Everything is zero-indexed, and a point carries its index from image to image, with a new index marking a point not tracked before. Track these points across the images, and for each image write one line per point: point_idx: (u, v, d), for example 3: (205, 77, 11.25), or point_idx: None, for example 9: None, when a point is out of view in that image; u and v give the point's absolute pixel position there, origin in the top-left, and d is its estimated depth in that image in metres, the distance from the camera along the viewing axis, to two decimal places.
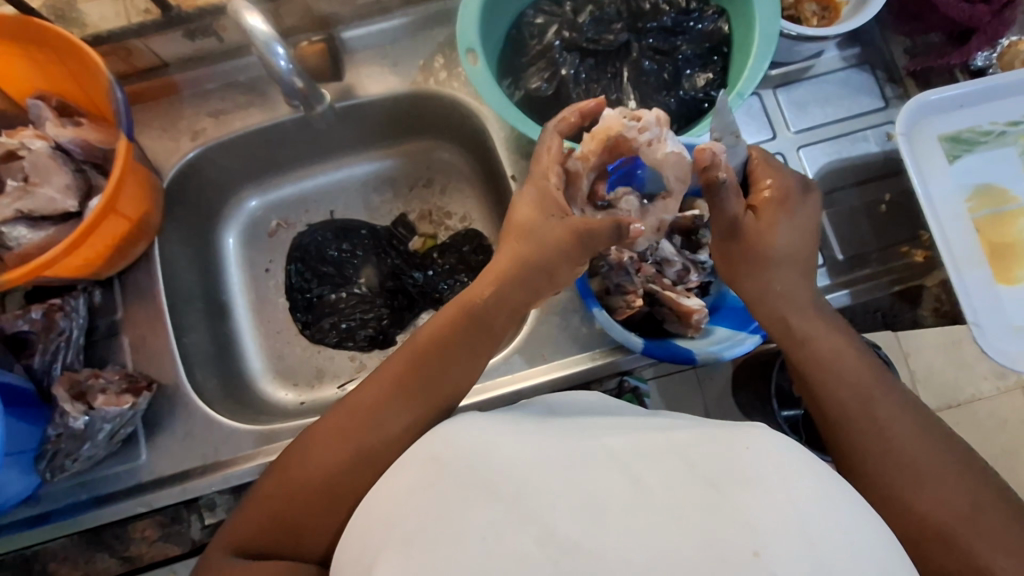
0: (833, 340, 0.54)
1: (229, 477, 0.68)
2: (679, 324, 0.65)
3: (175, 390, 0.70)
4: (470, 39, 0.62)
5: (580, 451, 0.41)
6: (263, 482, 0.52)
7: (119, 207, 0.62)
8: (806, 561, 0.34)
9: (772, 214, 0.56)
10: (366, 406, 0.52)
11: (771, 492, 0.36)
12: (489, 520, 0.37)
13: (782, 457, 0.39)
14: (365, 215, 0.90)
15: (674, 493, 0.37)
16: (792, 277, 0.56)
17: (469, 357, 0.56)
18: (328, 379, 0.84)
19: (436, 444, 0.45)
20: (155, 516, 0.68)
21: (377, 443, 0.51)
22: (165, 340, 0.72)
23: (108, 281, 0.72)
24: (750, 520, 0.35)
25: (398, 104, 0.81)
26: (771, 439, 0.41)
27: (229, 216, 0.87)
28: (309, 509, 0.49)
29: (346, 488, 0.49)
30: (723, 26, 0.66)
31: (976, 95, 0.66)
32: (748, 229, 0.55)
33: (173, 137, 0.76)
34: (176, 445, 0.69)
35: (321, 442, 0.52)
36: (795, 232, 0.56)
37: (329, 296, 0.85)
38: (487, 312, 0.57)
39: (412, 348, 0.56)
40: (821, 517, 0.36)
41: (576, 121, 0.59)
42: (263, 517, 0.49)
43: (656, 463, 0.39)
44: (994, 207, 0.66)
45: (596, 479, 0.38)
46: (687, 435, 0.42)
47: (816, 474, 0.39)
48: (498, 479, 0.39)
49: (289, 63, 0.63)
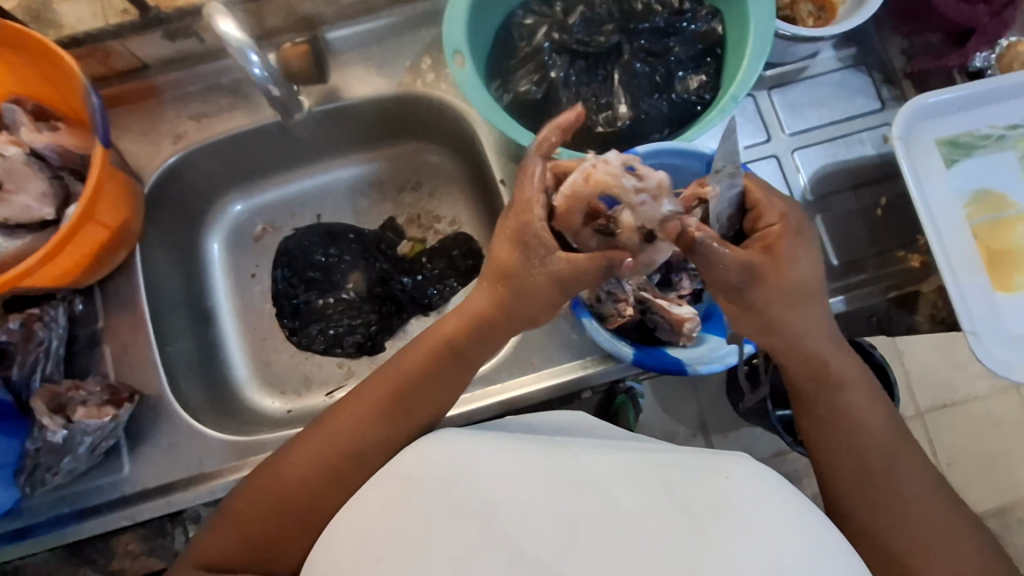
0: (861, 393, 0.56)
1: (213, 490, 0.67)
2: (670, 333, 0.64)
3: (157, 401, 0.69)
4: (456, 40, 0.60)
5: (563, 470, 0.42)
6: (237, 497, 0.53)
7: (97, 214, 0.60)
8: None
9: (791, 246, 0.54)
10: (344, 431, 0.53)
11: (746, 523, 0.39)
12: (467, 540, 0.38)
13: (763, 489, 0.41)
14: (352, 218, 0.89)
15: (650, 519, 0.38)
16: (794, 304, 0.54)
17: (445, 387, 0.56)
18: (315, 387, 0.83)
19: (418, 457, 0.45)
20: (138, 530, 0.67)
21: (350, 468, 0.52)
22: (148, 350, 0.70)
23: (88, 289, 0.71)
24: (723, 551, 0.37)
25: (386, 106, 0.79)
26: (751, 468, 0.43)
27: (213, 220, 0.86)
28: (281, 529, 0.51)
29: (316, 508, 0.51)
30: (717, 26, 0.65)
31: (973, 98, 0.64)
32: (765, 267, 0.52)
33: (153, 141, 0.75)
34: (159, 458, 0.67)
35: (296, 461, 0.53)
36: (807, 266, 0.54)
37: (316, 301, 0.84)
38: (467, 343, 0.57)
39: (389, 373, 0.56)
40: (789, 548, 0.38)
41: (555, 140, 0.53)
42: (235, 531, 0.51)
43: (635, 487, 0.40)
44: (992, 213, 0.63)
45: (577, 502, 0.39)
46: (665, 460, 0.44)
47: (786, 502, 0.41)
48: (479, 500, 0.40)
49: (264, 69, 0.63)
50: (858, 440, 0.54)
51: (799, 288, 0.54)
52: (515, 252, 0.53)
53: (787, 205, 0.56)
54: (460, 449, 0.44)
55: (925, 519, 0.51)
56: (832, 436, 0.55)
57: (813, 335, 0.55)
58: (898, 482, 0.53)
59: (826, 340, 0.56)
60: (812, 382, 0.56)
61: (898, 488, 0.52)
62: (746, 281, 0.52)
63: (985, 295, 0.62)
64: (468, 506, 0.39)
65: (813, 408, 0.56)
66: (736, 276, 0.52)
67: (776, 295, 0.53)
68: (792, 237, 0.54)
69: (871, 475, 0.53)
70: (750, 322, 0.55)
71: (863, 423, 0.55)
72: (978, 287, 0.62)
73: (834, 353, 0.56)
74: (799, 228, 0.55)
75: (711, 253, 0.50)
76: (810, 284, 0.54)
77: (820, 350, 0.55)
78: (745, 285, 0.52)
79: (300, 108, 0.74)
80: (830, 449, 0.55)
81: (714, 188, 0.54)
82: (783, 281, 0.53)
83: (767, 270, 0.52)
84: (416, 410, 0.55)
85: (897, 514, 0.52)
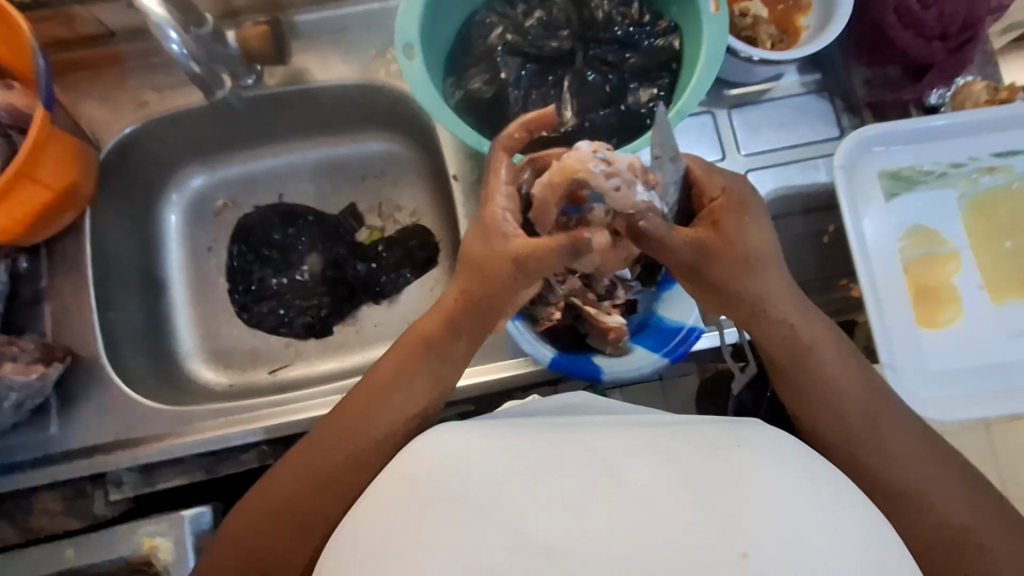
0: (833, 355, 0.54)
1: (137, 456, 0.67)
2: (598, 340, 0.64)
3: (92, 363, 0.70)
4: (409, 34, 0.60)
5: (562, 450, 0.40)
6: (241, 513, 0.54)
7: (37, 173, 0.61)
8: (789, 559, 0.34)
9: (732, 220, 0.52)
10: (338, 434, 0.54)
11: (762, 496, 0.36)
12: (473, 535, 0.36)
13: (778, 460, 0.39)
14: (314, 201, 0.89)
15: (659, 500, 0.36)
16: (774, 274, 0.54)
17: (424, 390, 0.56)
18: (260, 364, 0.83)
19: (422, 449, 0.43)
20: (59, 489, 0.68)
21: (342, 468, 0.53)
22: (87, 313, 0.71)
23: (35, 249, 0.72)
24: (737, 520, 0.35)
25: (351, 93, 0.80)
26: (764, 439, 0.41)
27: (173, 191, 0.86)
28: (286, 530, 0.52)
29: (315, 515, 0.52)
30: (674, 42, 0.64)
31: (922, 133, 0.65)
32: (714, 244, 0.51)
33: (114, 108, 0.76)
34: (89, 420, 0.68)
35: (294, 464, 0.54)
36: (760, 235, 0.53)
37: (269, 279, 0.85)
38: (449, 343, 0.56)
39: (370, 378, 0.57)
40: (811, 521, 0.36)
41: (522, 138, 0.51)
42: (242, 541, 0.52)
43: (636, 464, 0.39)
44: (927, 249, 0.64)
45: (577, 482, 0.37)
46: (668, 435, 0.42)
47: (805, 475, 0.39)
48: (483, 494, 0.37)
49: (183, 48, 0.61)
50: (845, 409, 0.52)
51: (756, 254, 0.52)
52: (492, 257, 0.51)
53: (728, 179, 0.55)
54: (456, 438, 0.43)
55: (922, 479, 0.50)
56: (819, 409, 0.53)
57: (787, 314, 0.54)
58: (884, 450, 0.51)
59: (795, 309, 0.54)
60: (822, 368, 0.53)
61: (892, 453, 0.51)
62: (703, 258, 0.50)
63: (909, 328, 0.63)
64: (475, 501, 0.37)
65: (788, 379, 0.54)
66: (688, 255, 0.50)
67: (741, 269, 0.52)
68: (736, 208, 0.52)
69: (863, 441, 0.51)
70: (717, 301, 0.54)
71: (846, 391, 0.53)
72: (903, 320, 0.63)
73: (835, 342, 0.55)
74: (743, 199, 0.54)
75: (664, 240, 0.48)
76: (766, 249, 0.53)
77: (795, 327, 0.54)
78: (702, 264, 0.50)
79: (222, 85, 0.72)
80: (820, 422, 0.53)
81: (659, 174, 0.50)
82: (741, 252, 0.52)
83: (718, 246, 0.51)
84: (395, 417, 0.54)
85: (895, 482, 0.50)
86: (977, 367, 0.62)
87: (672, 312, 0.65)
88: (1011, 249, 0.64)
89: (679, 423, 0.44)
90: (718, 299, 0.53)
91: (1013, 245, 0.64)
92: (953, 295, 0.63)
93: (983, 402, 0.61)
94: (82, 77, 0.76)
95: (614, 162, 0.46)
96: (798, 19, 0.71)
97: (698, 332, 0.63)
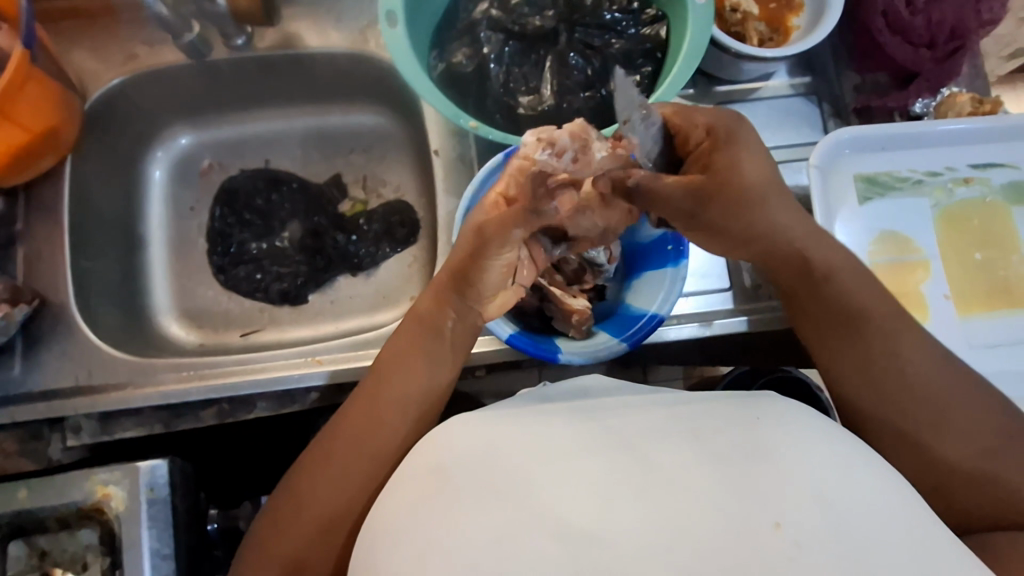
0: (866, 288, 0.53)
1: (96, 403, 0.68)
2: (562, 322, 0.64)
3: (61, 309, 0.71)
4: (392, 1, 0.60)
5: (577, 430, 0.38)
6: (269, 524, 0.51)
7: (14, 113, 0.63)
8: (826, 528, 0.33)
9: (722, 156, 0.50)
10: (347, 427, 0.52)
11: (789, 466, 0.35)
12: (505, 520, 0.33)
13: (801, 429, 0.37)
14: (299, 169, 0.89)
15: (692, 479, 0.34)
16: (779, 204, 0.52)
17: (427, 369, 0.54)
18: (233, 327, 0.83)
19: (438, 439, 0.40)
20: (15, 431, 0.67)
21: (359, 459, 0.50)
22: (60, 259, 0.72)
23: (12, 191, 0.72)
24: (771, 495, 0.34)
25: (340, 63, 0.81)
26: (782, 408, 0.39)
27: (158, 149, 0.87)
28: (310, 530, 0.49)
29: (344, 511, 0.49)
30: (660, 31, 0.64)
31: (900, 139, 0.67)
32: (707, 187, 0.49)
33: (102, 59, 0.77)
34: (52, 364, 0.69)
35: (312, 463, 0.52)
36: (758, 167, 0.50)
37: (248, 242, 0.85)
38: (443, 321, 0.54)
39: (373, 369, 0.55)
40: (834, 476, 0.35)
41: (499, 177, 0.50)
42: (275, 549, 0.49)
43: (664, 443, 0.36)
44: (897, 254, 0.65)
45: (606, 461, 0.35)
46: (690, 411, 0.39)
47: (836, 444, 0.37)
48: (504, 478, 0.35)
49: None
50: (869, 337, 0.52)
51: (760, 189, 0.50)
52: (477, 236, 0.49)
53: (712, 112, 0.51)
54: (468, 427, 0.40)
55: (941, 410, 0.49)
56: (835, 334, 0.53)
57: (810, 249, 0.53)
58: (907, 375, 0.50)
59: (816, 236, 0.53)
60: (844, 326, 0.52)
61: (915, 383, 0.50)
62: (698, 204, 0.49)
63: None
64: (494, 481, 0.35)
65: (805, 302, 0.54)
66: (681, 202, 0.50)
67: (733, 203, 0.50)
68: (725, 146, 0.50)
69: (881, 368, 0.51)
70: (731, 247, 0.53)
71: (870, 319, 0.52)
72: None
73: (869, 300, 0.53)
74: (733, 129, 0.51)
75: (654, 190, 0.49)
76: (769, 178, 0.51)
77: (822, 260, 0.53)
78: (701, 209, 0.50)
79: (189, 29, 0.73)
80: (840, 343, 0.53)
81: (631, 138, 0.49)
82: (738, 187, 0.50)
83: (713, 186, 0.49)
84: (397, 400, 0.52)
85: (908, 406, 0.50)
86: None
87: (638, 299, 0.63)
88: (980, 261, 0.66)
89: (691, 395, 0.42)
90: (726, 240, 0.52)
91: (983, 258, 0.66)
92: (921, 303, 0.64)
93: None
94: (76, 27, 0.78)
95: (556, 143, 0.46)
96: (790, 19, 0.71)
97: (658, 320, 0.60)
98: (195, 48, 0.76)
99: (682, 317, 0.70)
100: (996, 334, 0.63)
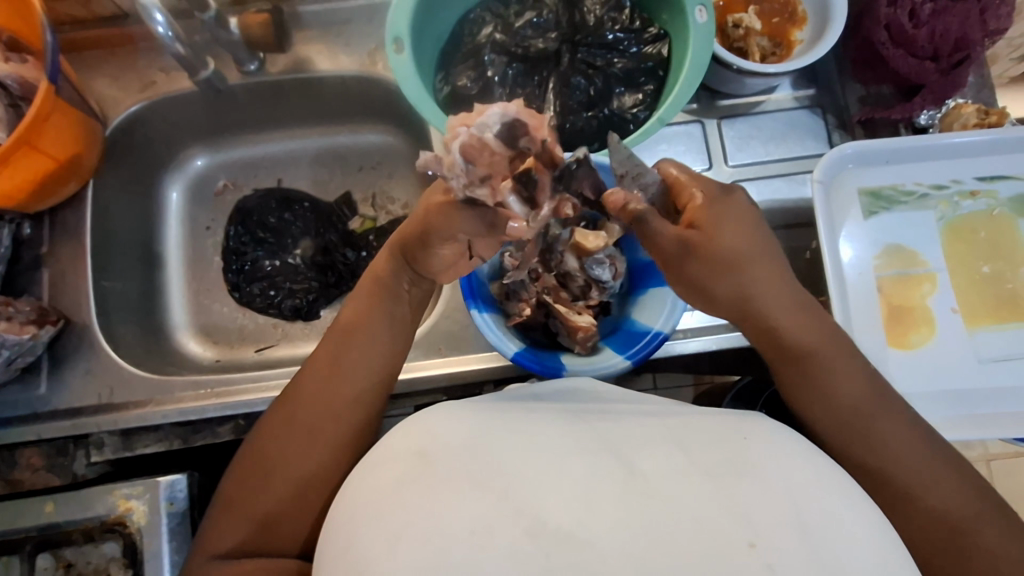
0: (840, 362, 0.51)
1: (118, 420, 0.70)
2: (567, 339, 0.65)
3: (83, 328, 0.74)
4: (399, 28, 0.61)
5: (569, 434, 0.37)
6: (237, 476, 0.52)
7: (40, 144, 0.66)
8: (802, 553, 0.32)
9: (706, 217, 0.50)
10: (314, 386, 0.53)
11: (770, 485, 0.34)
12: (485, 511, 0.33)
13: (787, 453, 0.37)
14: (310, 188, 0.91)
15: (673, 485, 0.34)
16: (763, 269, 0.51)
17: (386, 329, 0.56)
18: (248, 343, 0.85)
19: (423, 423, 0.40)
20: (43, 446, 0.70)
21: (329, 422, 0.52)
22: (83, 280, 0.75)
23: (38, 216, 0.75)
24: (748, 507, 0.33)
25: (349, 84, 0.83)
26: (771, 430, 0.39)
27: (174, 171, 0.90)
28: (281, 483, 0.50)
29: (314, 473, 0.50)
30: (662, 49, 0.65)
31: (903, 153, 0.67)
32: (690, 244, 0.49)
33: (123, 87, 0.81)
34: (76, 381, 0.72)
35: (283, 422, 0.52)
36: (744, 232, 0.51)
37: (262, 261, 0.86)
38: (398, 283, 0.57)
39: (337, 328, 0.57)
40: (811, 505, 0.34)
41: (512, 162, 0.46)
42: (244, 498, 0.50)
43: (653, 450, 0.36)
44: (904, 268, 0.66)
45: (586, 464, 0.35)
46: (680, 424, 0.39)
47: (815, 468, 0.37)
48: (482, 468, 0.35)
49: (169, 30, 0.66)
50: (807, 365, 0.51)
51: (738, 255, 0.50)
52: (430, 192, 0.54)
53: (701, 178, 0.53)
54: (461, 413, 0.40)
55: (921, 472, 0.48)
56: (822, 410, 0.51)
57: (771, 296, 0.51)
58: (879, 447, 0.49)
59: (804, 307, 0.52)
60: (838, 406, 0.50)
61: (890, 449, 0.48)
62: (682, 255, 0.50)
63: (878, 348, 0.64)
64: (481, 471, 0.35)
65: (743, 327, 0.53)
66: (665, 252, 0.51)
67: (714, 267, 0.50)
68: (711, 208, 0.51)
69: (864, 441, 0.49)
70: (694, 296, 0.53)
71: (803, 347, 0.51)
72: (874, 339, 0.64)
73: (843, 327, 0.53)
74: (720, 207, 0.51)
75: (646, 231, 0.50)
76: (747, 249, 0.50)
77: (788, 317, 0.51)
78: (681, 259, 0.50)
79: (205, 66, 0.75)
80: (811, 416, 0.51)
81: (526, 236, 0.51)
82: (717, 250, 0.50)
83: (691, 248, 0.49)
84: (364, 365, 0.54)
85: (896, 470, 0.48)
86: (949, 391, 0.62)
87: (643, 315, 0.62)
88: (988, 274, 0.66)
89: (682, 412, 0.42)
90: (685, 285, 0.52)
91: (991, 270, 0.66)
92: (927, 316, 0.65)
93: (958, 425, 0.61)
94: (96, 55, 0.81)
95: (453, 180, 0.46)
96: (793, 32, 0.72)
97: (662, 337, 0.59)
98: (212, 81, 0.78)
99: (689, 332, 0.71)
100: (1005, 347, 0.63)
